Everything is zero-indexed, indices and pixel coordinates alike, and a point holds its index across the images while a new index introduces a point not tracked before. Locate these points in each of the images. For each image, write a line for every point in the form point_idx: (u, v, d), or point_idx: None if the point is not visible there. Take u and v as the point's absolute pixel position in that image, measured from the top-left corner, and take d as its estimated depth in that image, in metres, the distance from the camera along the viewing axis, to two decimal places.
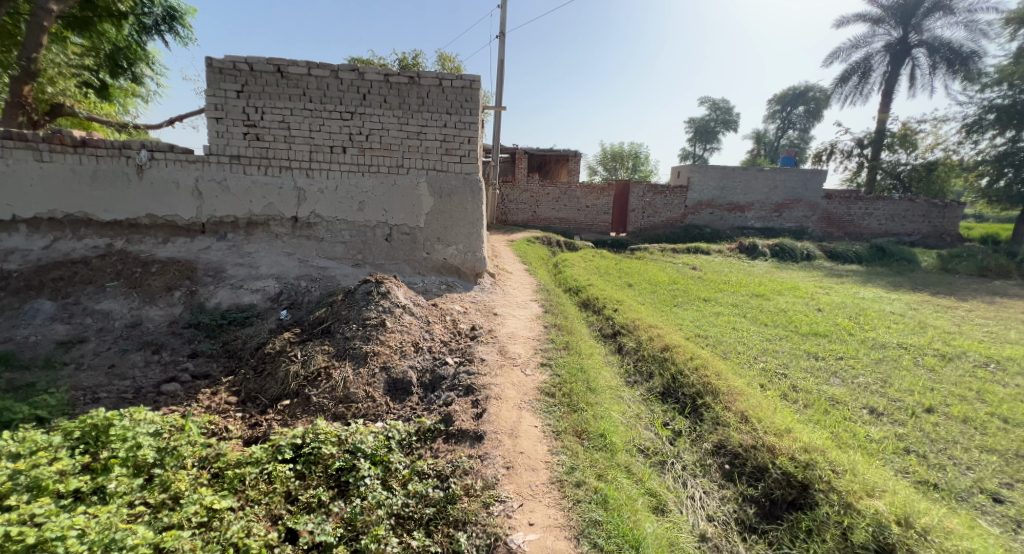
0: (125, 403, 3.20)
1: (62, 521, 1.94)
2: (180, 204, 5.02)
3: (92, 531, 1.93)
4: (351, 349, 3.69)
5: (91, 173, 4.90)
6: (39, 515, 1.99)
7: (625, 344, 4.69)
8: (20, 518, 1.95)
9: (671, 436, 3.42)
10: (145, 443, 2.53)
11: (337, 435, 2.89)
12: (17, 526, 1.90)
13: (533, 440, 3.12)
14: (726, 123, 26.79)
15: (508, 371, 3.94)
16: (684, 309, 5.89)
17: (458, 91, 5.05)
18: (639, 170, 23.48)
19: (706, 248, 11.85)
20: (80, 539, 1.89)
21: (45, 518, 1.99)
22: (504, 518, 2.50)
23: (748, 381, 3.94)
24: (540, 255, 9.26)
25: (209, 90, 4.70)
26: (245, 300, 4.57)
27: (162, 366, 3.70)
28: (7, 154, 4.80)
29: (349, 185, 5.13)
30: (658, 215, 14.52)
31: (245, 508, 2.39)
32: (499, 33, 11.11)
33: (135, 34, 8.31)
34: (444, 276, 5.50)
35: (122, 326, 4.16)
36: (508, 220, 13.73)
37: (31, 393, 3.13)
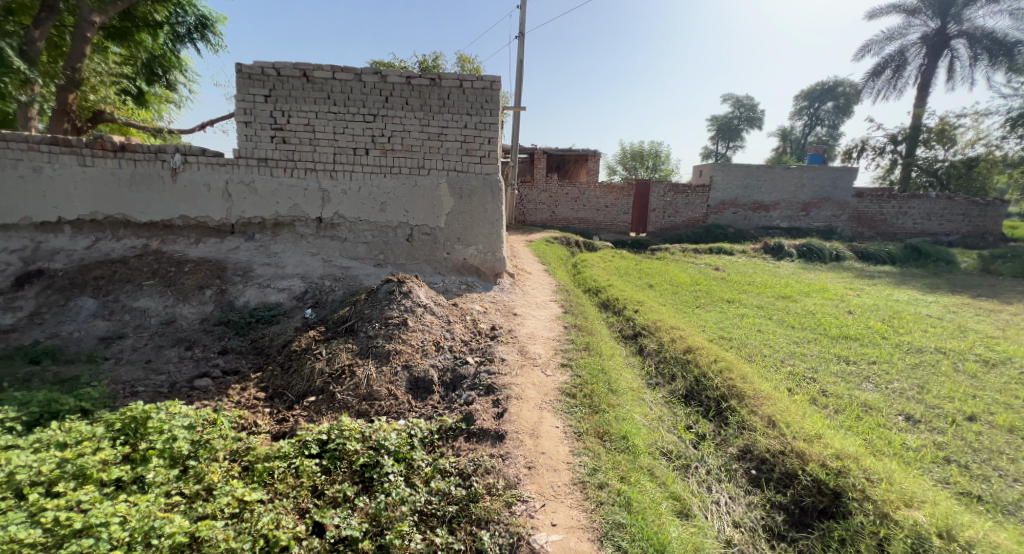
0: (161, 397, 3.33)
1: (106, 509, 2.05)
2: (210, 205, 5.20)
3: (133, 518, 2.03)
4: (374, 347, 3.76)
5: (129, 176, 5.13)
6: (84, 501, 2.11)
7: (646, 345, 4.64)
8: (68, 504, 2.07)
9: (694, 439, 3.37)
10: (180, 436, 2.64)
11: (361, 432, 2.94)
12: (65, 512, 2.01)
13: (554, 440, 3.13)
14: (750, 120, 26.12)
15: (529, 371, 3.95)
16: (708, 310, 5.79)
17: (479, 91, 5.09)
18: (660, 170, 23.12)
19: (730, 249, 11.61)
20: (123, 526, 1.99)
21: (90, 505, 2.10)
22: (527, 518, 2.52)
23: (775, 385, 3.85)
24: (559, 255, 9.23)
25: (239, 95, 4.86)
26: (272, 298, 4.70)
27: (195, 362, 3.84)
28: (54, 159, 5.07)
29: (371, 186, 5.22)
30: (680, 215, 14.28)
31: (274, 501, 2.45)
32: (520, 33, 11.14)
33: (170, 43, 8.63)
34: (464, 276, 5.55)
35: (157, 323, 4.33)
36: (527, 221, 13.73)
37: (75, 386, 3.29)
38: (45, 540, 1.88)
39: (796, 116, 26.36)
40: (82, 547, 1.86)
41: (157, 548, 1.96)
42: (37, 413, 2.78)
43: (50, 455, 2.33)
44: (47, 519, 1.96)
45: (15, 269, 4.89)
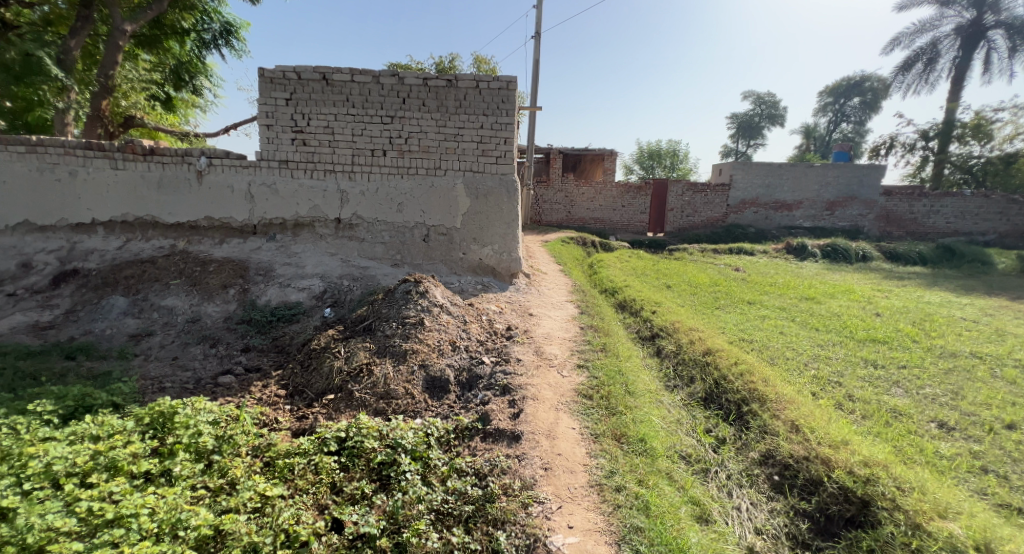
0: (187, 392, 3.44)
1: (136, 500, 2.13)
2: (234, 206, 5.35)
3: (160, 510, 2.10)
4: (391, 346, 3.80)
5: (158, 179, 5.30)
6: (116, 493, 2.19)
7: (664, 347, 4.58)
8: (100, 494, 2.15)
9: (714, 443, 3.31)
10: (205, 431, 2.72)
11: (378, 430, 2.97)
12: (98, 502, 2.10)
13: (571, 442, 3.11)
14: (772, 117, 25.55)
15: (545, 372, 3.94)
16: (727, 312, 5.67)
17: (495, 92, 5.10)
18: (677, 169, 22.77)
19: (750, 249, 11.38)
20: (151, 517, 2.07)
21: (121, 496, 2.18)
22: (543, 519, 2.52)
23: (798, 389, 3.75)
24: (575, 255, 9.16)
25: (261, 98, 4.97)
26: (293, 298, 4.81)
27: (219, 359, 3.95)
28: (88, 163, 5.29)
29: (389, 187, 5.29)
30: (699, 215, 14.04)
31: (294, 497, 2.49)
32: (536, 33, 11.14)
33: (197, 49, 8.82)
34: (480, 276, 5.57)
35: (183, 321, 4.46)
36: (542, 221, 13.69)
37: (107, 381, 3.42)
38: (80, 529, 1.97)
39: (820, 113, 25.64)
40: (115, 537, 1.94)
41: (184, 539, 2.03)
42: (72, 407, 2.89)
43: (84, 447, 2.43)
44: (81, 509, 2.04)
45: (52, 269, 5.11)
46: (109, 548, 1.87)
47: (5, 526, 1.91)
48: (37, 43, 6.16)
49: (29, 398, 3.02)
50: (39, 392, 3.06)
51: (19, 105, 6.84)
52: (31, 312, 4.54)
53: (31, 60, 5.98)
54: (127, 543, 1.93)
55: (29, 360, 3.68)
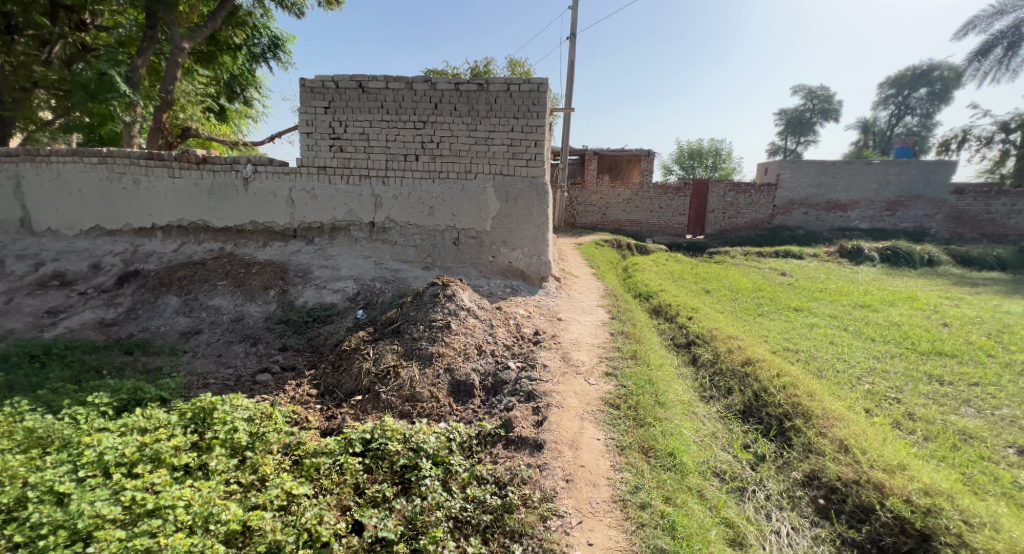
0: (228, 389, 3.61)
1: (174, 492, 2.24)
2: (276, 211, 5.62)
3: (195, 503, 2.21)
4: (418, 349, 3.85)
5: (209, 186, 5.65)
6: (157, 483, 2.32)
7: (700, 355, 4.38)
8: (142, 484, 2.28)
9: (752, 460, 3.11)
10: (240, 428, 2.84)
11: (402, 433, 2.99)
12: (140, 492, 2.23)
13: (595, 453, 3.02)
14: (825, 111, 23.87)
15: (571, 379, 3.85)
16: (771, 319, 5.36)
17: (526, 94, 5.06)
18: (719, 168, 21.87)
19: (799, 251, 10.74)
20: (187, 509, 2.18)
21: (161, 486, 2.31)
22: (561, 534, 2.45)
23: (849, 405, 3.47)
24: (610, 258, 8.96)
25: (302, 107, 5.20)
26: (328, 299, 4.97)
27: (258, 358, 4.14)
28: (150, 172, 5.71)
29: (421, 191, 5.37)
30: (743, 216, 13.41)
31: (318, 496, 2.53)
32: (572, 34, 11.04)
33: (248, 63, 9.52)
34: (509, 280, 5.55)
35: (229, 320, 4.70)
36: (577, 223, 13.52)
37: (159, 375, 3.66)
38: (122, 517, 2.09)
39: (881, 105, 23.85)
40: (152, 527, 2.04)
41: (215, 533, 2.12)
42: (125, 400, 3.12)
43: (133, 439, 2.60)
44: (126, 497, 2.18)
45: (117, 269, 5.53)
46: (146, 536, 1.97)
47: (60, 510, 2.07)
48: (110, 62, 6.73)
49: (90, 390, 3.27)
50: (99, 385, 3.32)
51: (95, 120, 7.51)
52: (98, 309, 4.94)
53: (105, 79, 6.52)
54: (164, 533, 2.03)
55: (93, 354, 4.00)
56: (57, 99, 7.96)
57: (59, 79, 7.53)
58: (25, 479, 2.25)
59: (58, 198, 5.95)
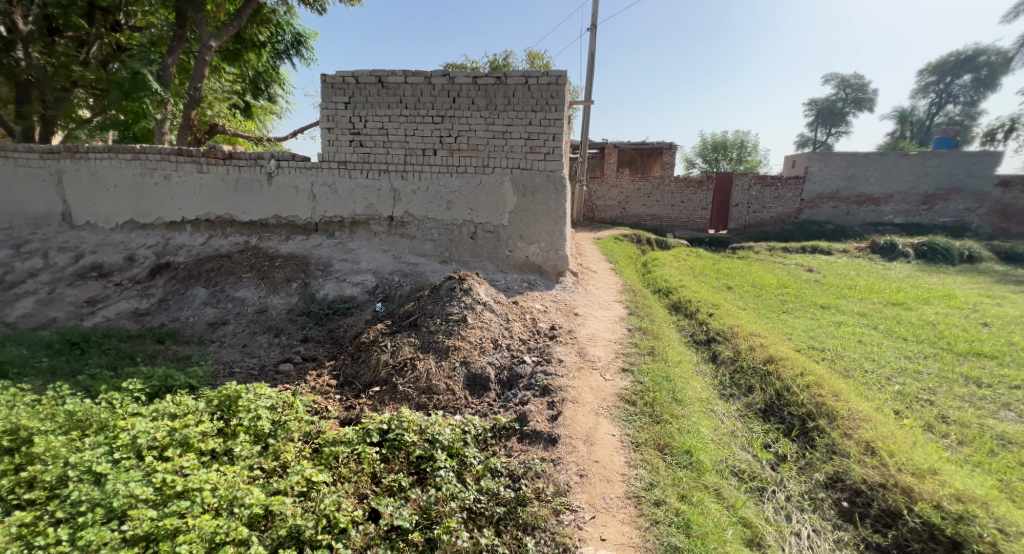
0: (252, 378, 3.72)
1: (201, 476, 2.33)
2: (299, 206, 5.73)
3: (221, 486, 2.29)
4: (434, 342, 3.89)
5: (235, 181, 5.80)
6: (185, 467, 2.41)
7: (720, 352, 4.29)
8: (172, 467, 2.38)
9: (773, 460, 3.04)
10: (264, 415, 2.93)
11: (418, 424, 3.03)
12: (170, 475, 2.33)
13: (609, 449, 3.00)
14: (857, 101, 22.93)
15: (586, 374, 3.83)
16: (796, 317, 5.20)
17: (545, 87, 5.01)
18: (744, 161, 21.28)
19: (828, 247, 10.38)
20: (213, 492, 2.26)
21: (189, 470, 2.40)
22: (574, 529, 2.45)
23: (878, 405, 3.35)
24: (629, 253, 8.85)
25: (323, 103, 5.30)
26: (348, 292, 5.06)
27: (281, 348, 4.25)
28: (179, 168, 5.90)
29: (439, 185, 5.40)
30: (768, 211, 13.02)
31: (337, 483, 2.59)
32: (592, 25, 10.89)
33: (272, 60, 9.67)
34: (526, 274, 5.54)
35: (253, 311, 4.84)
36: (596, 218, 13.42)
37: (187, 363, 3.80)
38: (153, 497, 2.19)
39: (920, 94, 22.76)
40: (181, 508, 2.15)
41: (239, 516, 2.19)
42: (157, 386, 3.26)
43: (164, 424, 2.71)
44: (157, 479, 2.27)
45: (149, 262, 5.74)
46: (175, 517, 2.08)
47: (96, 489, 2.18)
48: (143, 62, 6.98)
49: (125, 377, 3.43)
50: (132, 372, 3.47)
51: (130, 118, 7.81)
52: (132, 299, 5.15)
53: (138, 78, 6.79)
54: (191, 514, 2.13)
55: (128, 343, 4.19)
56: (95, 98, 8.35)
57: (96, 79, 8.02)
58: (66, 460, 2.39)
59: (96, 193, 6.21)
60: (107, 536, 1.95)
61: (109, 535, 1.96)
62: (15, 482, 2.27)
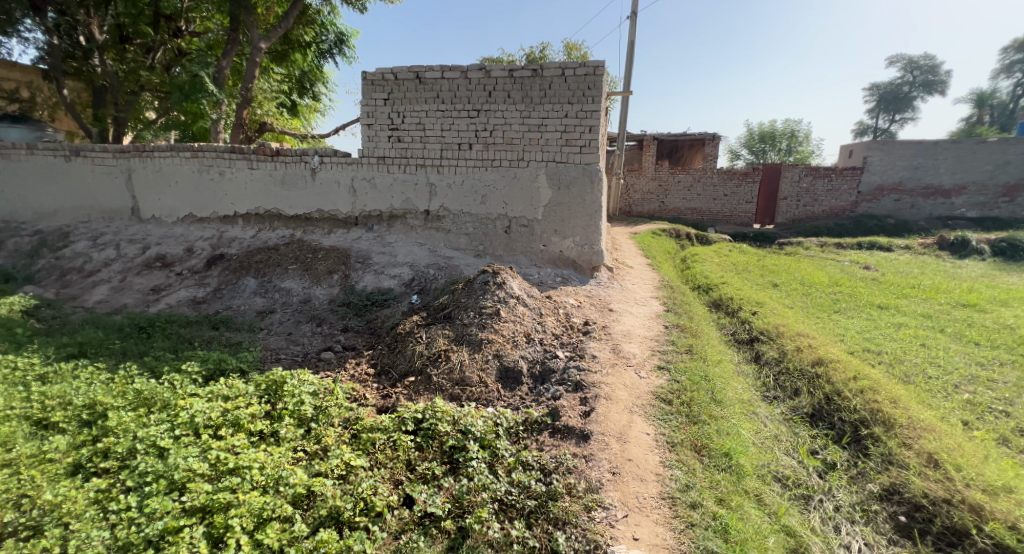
0: (297, 364, 3.92)
1: (250, 455, 2.47)
2: (340, 200, 5.94)
3: (268, 466, 2.42)
4: (468, 335, 3.93)
5: (282, 177, 6.08)
6: (236, 446, 2.57)
7: (764, 352, 4.09)
8: (225, 445, 2.55)
9: (820, 468, 2.87)
10: (307, 400, 3.07)
11: (451, 415, 3.08)
12: (223, 453, 2.48)
13: (643, 448, 2.94)
14: (928, 85, 21.01)
15: (620, 371, 3.76)
16: (850, 317, 4.87)
17: (582, 78, 4.92)
18: (795, 151, 20.14)
19: (888, 243, 9.65)
20: (261, 471, 2.39)
21: (239, 448, 2.56)
22: (606, 526, 2.41)
23: (943, 415, 3.09)
24: (667, 248, 8.60)
25: (364, 100, 5.45)
26: (386, 284, 5.19)
27: (323, 337, 4.43)
28: (232, 164, 6.24)
29: (474, 179, 5.43)
30: (819, 204, 12.26)
31: (374, 468, 2.67)
32: (632, 13, 10.58)
33: (316, 59, 10.03)
34: (560, 269, 5.49)
35: (298, 301, 5.07)
36: (633, 212, 13.12)
37: (239, 349, 4.04)
38: (209, 472, 2.35)
39: (1003, 73, 20.65)
40: (233, 484, 2.29)
41: (284, 494, 2.31)
42: (212, 369, 3.49)
43: (218, 405, 2.90)
44: (212, 456, 2.43)
45: (207, 253, 6.12)
46: (227, 492, 2.22)
47: (160, 462, 2.37)
48: (201, 65, 7.43)
49: (184, 360, 3.69)
50: (191, 356, 3.73)
51: (191, 118, 8.35)
52: (191, 288, 5.51)
53: (197, 80, 7.24)
54: (242, 490, 2.27)
55: (187, 328, 4.49)
56: (160, 100, 8.95)
57: (161, 82, 8.59)
58: (134, 434, 2.60)
59: (160, 188, 6.67)
60: (169, 505, 2.12)
61: (171, 505, 2.12)
62: (93, 451, 2.50)
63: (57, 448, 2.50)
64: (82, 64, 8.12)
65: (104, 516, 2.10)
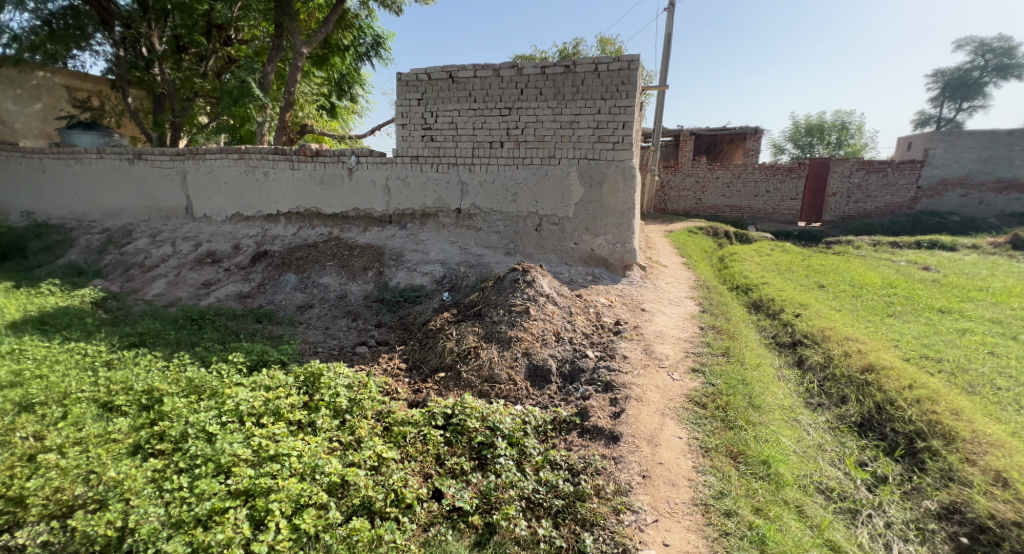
0: (333, 357, 4.05)
1: (289, 443, 2.57)
2: (375, 199, 6.09)
3: (305, 455, 2.50)
4: (497, 332, 3.94)
5: (321, 176, 6.29)
6: (276, 434, 2.67)
7: (808, 357, 3.88)
8: (266, 433, 2.66)
9: (870, 481, 2.70)
10: (342, 392, 3.16)
11: (480, 411, 3.09)
12: (264, 440, 2.58)
13: (675, 452, 2.85)
14: (1002, 69, 19.30)
15: (652, 372, 3.66)
16: (906, 321, 4.55)
17: (615, 73, 4.83)
18: (846, 144, 19.03)
19: (952, 242, 8.96)
20: (299, 459, 2.48)
21: (279, 436, 2.66)
22: (635, 530, 2.35)
23: (1013, 430, 2.83)
24: (704, 247, 8.33)
25: (398, 101, 5.55)
26: (418, 281, 5.28)
27: (358, 332, 4.55)
28: (275, 165, 6.52)
29: (505, 177, 5.43)
30: (873, 200, 11.48)
31: (404, 461, 2.71)
32: (670, 5, 10.27)
33: (354, 62, 10.33)
34: (591, 268, 5.41)
35: (335, 297, 5.23)
36: (668, 209, 12.79)
37: (280, 341, 4.21)
38: (251, 458, 2.46)
39: None
40: (273, 470, 2.39)
41: (320, 482, 2.38)
42: (255, 360, 3.66)
43: (260, 394, 3.04)
44: (255, 443, 2.54)
45: (252, 250, 6.41)
46: (268, 477, 2.33)
47: (209, 447, 2.51)
48: (247, 71, 7.79)
49: (230, 350, 3.89)
50: (236, 347, 3.92)
51: (239, 122, 8.79)
52: (238, 283, 5.79)
53: (244, 85, 7.60)
54: (281, 476, 2.36)
55: (233, 321, 4.72)
56: (212, 106, 9.47)
57: (212, 88, 9.08)
58: (186, 419, 2.76)
59: (211, 189, 7.05)
60: (217, 487, 2.24)
61: (218, 487, 2.24)
62: (151, 433, 2.67)
63: (120, 429, 2.67)
64: (144, 73, 8.69)
65: (159, 494, 2.24)
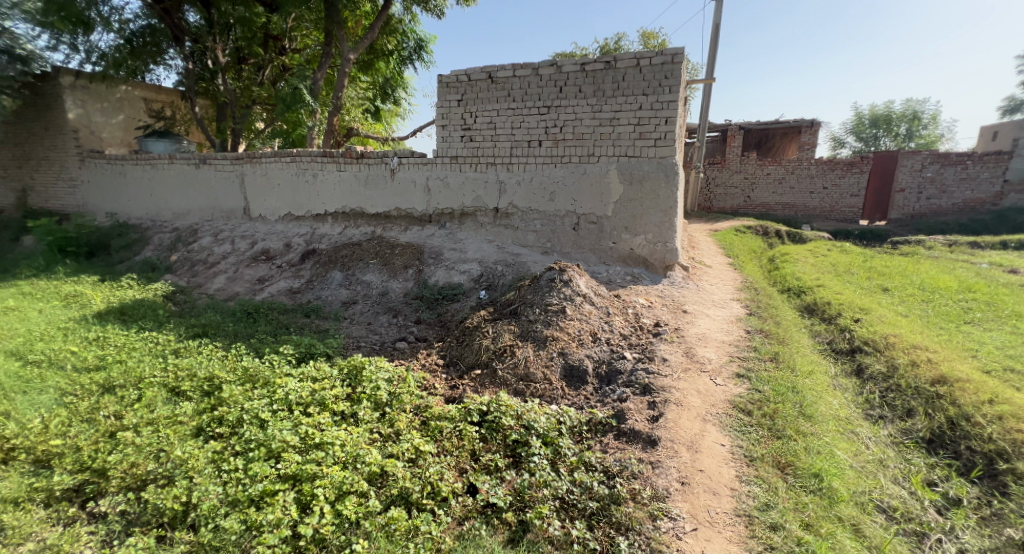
0: (374, 351, 4.16)
1: (332, 433, 2.65)
2: (416, 199, 6.22)
3: (347, 444, 2.57)
4: (534, 331, 3.91)
5: (365, 178, 6.50)
6: (321, 423, 2.77)
7: (868, 366, 3.59)
8: (313, 422, 2.76)
9: (941, 503, 2.45)
10: (382, 386, 3.24)
11: (516, 409, 3.07)
12: (310, 429, 2.68)
13: (717, 459, 2.71)
14: None
15: (694, 376, 3.51)
16: (985, 330, 4.11)
17: (658, 68, 4.69)
18: (917, 136, 17.55)
19: None
20: (341, 448, 2.55)
21: (323, 426, 2.75)
22: (673, 537, 2.26)
23: None
24: (752, 247, 7.93)
25: (439, 102, 5.64)
26: (456, 279, 5.33)
27: (398, 328, 4.65)
28: (323, 167, 6.80)
29: (543, 176, 5.39)
30: (948, 196, 10.49)
31: (440, 455, 2.73)
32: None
33: (398, 66, 10.57)
34: (631, 268, 5.27)
35: (377, 294, 5.39)
36: (714, 207, 12.34)
37: (326, 335, 4.38)
38: (299, 444, 2.56)
39: None
40: (318, 457, 2.47)
41: (360, 471, 2.44)
42: (303, 352, 3.82)
43: (307, 385, 3.16)
44: (302, 430, 2.65)
45: (302, 248, 6.72)
46: (313, 463, 2.41)
47: (262, 432, 2.64)
48: (300, 78, 8.18)
49: (281, 342, 4.09)
50: (286, 339, 4.11)
51: (292, 126, 9.23)
52: (289, 279, 6.09)
53: (296, 92, 7.98)
54: (325, 463, 2.44)
55: (285, 315, 4.96)
56: (268, 112, 10.02)
57: (269, 96, 9.60)
58: (241, 405, 2.92)
59: (265, 190, 7.46)
60: (268, 470, 2.35)
61: (269, 470, 2.35)
62: (211, 417, 2.84)
63: (185, 413, 2.87)
64: (210, 83, 9.32)
65: (218, 473, 2.38)
